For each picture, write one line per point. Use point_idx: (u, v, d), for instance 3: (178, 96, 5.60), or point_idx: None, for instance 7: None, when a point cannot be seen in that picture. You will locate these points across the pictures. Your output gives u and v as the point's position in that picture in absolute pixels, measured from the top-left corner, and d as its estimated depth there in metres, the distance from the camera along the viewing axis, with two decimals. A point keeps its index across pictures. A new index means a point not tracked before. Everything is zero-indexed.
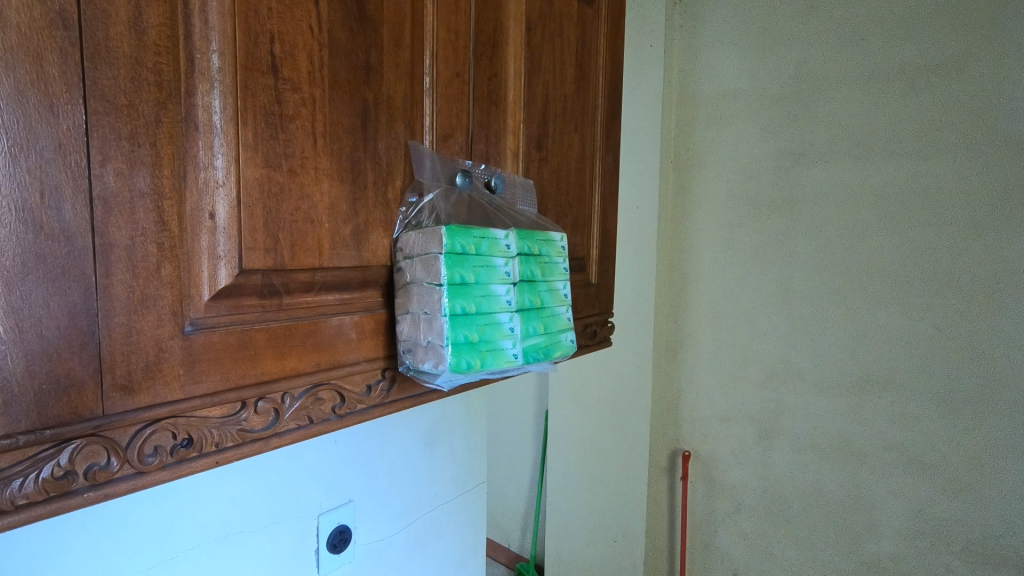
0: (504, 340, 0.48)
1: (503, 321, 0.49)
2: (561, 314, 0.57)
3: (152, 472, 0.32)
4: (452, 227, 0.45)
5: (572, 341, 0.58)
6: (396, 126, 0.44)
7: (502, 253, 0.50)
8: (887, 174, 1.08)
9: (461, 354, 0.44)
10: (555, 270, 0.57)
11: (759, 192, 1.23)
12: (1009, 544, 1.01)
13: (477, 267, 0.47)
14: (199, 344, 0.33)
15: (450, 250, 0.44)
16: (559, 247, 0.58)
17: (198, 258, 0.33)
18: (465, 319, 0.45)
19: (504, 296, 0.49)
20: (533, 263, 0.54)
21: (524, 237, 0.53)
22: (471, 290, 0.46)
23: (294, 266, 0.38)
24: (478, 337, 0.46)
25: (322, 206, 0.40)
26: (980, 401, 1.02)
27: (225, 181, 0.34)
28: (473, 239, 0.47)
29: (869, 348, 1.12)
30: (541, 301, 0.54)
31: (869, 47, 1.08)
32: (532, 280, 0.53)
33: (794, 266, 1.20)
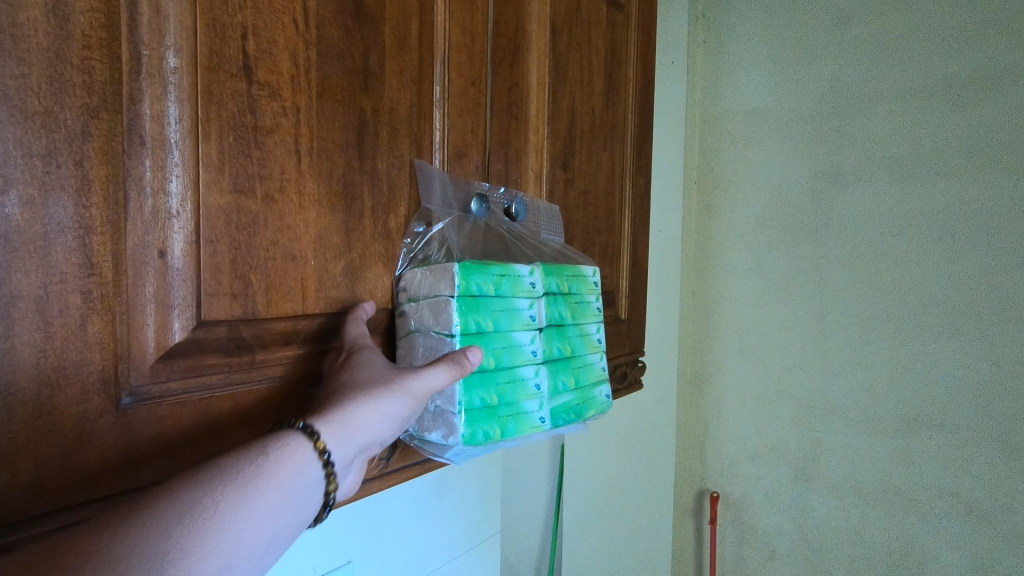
0: (528, 403, 0.41)
1: (527, 378, 0.41)
2: (594, 363, 0.49)
3: None
4: (466, 264, 0.38)
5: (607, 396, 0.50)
6: (399, 142, 0.37)
7: (527, 293, 0.42)
8: (936, 194, 0.96)
9: (475, 424, 0.37)
10: (588, 309, 0.49)
11: (792, 212, 1.11)
12: None
13: (496, 312, 0.39)
14: (138, 422, 0.26)
15: (464, 294, 0.37)
16: (591, 283, 0.50)
17: (140, 309, 0.26)
18: (481, 378, 0.38)
19: (529, 347, 0.42)
20: (563, 304, 0.46)
21: (553, 272, 0.46)
22: (489, 341, 0.39)
23: (270, 314, 0.31)
24: (498, 400, 0.38)
25: (307, 240, 0.32)
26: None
27: (181, 210, 0.27)
28: (493, 278, 0.39)
29: (920, 392, 0.99)
30: (572, 349, 0.46)
31: (914, 57, 0.97)
32: (561, 324, 0.46)
33: (833, 296, 1.07)
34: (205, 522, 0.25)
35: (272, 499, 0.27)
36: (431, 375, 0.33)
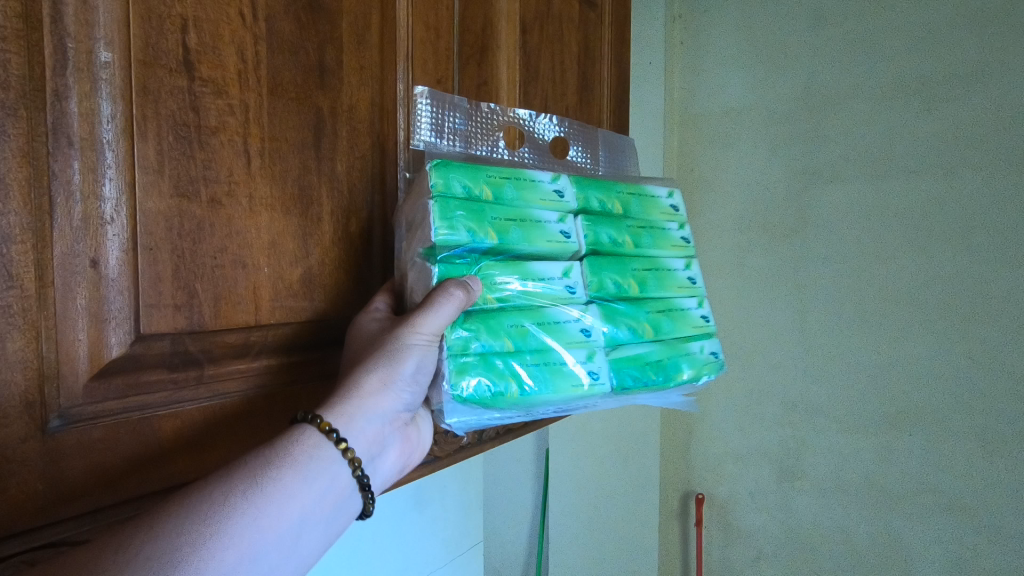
0: (558, 349, 0.38)
1: (553, 318, 0.39)
2: (672, 280, 0.45)
3: None
4: (447, 163, 0.36)
5: (698, 347, 0.46)
6: (361, 141, 0.35)
7: (553, 203, 0.40)
8: (909, 193, 0.95)
9: (473, 376, 0.35)
10: (659, 233, 0.46)
11: (768, 211, 1.10)
12: None
13: (499, 220, 0.37)
14: (69, 447, 0.24)
15: (447, 193, 0.35)
16: (660, 203, 0.47)
17: (71, 324, 0.24)
18: (478, 319, 0.36)
19: (559, 277, 0.40)
20: (614, 224, 0.43)
21: (595, 187, 0.43)
22: (492, 269, 0.37)
23: (220, 326, 0.29)
24: (511, 346, 0.37)
25: (259, 246, 0.30)
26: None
27: (115, 216, 0.25)
28: (487, 180, 0.37)
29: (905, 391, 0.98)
30: (638, 287, 0.43)
31: (890, 55, 0.95)
32: (618, 250, 0.43)
33: (813, 296, 1.06)
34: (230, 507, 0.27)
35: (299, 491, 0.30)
36: (426, 319, 0.33)
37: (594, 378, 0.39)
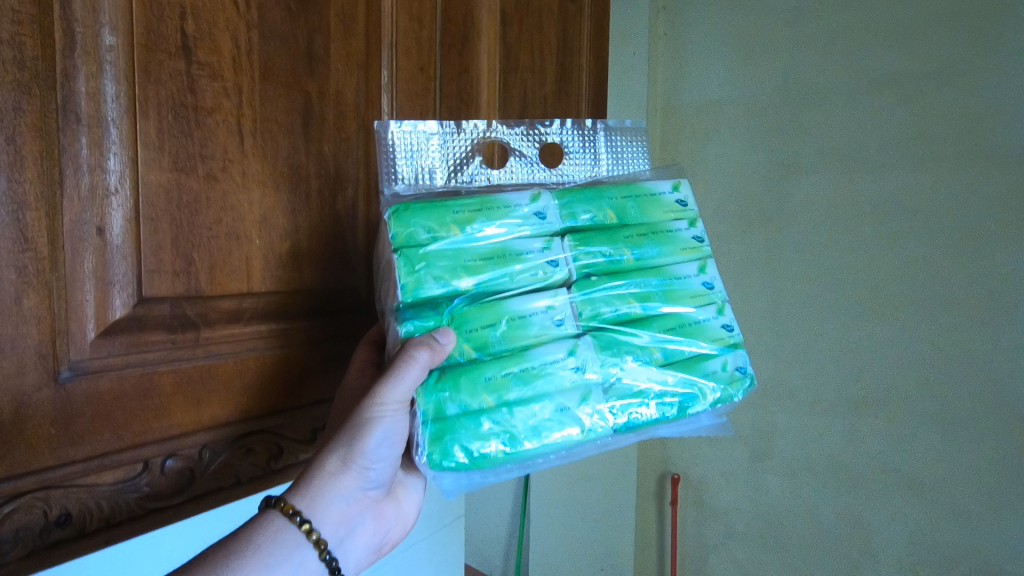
0: (546, 397, 0.37)
1: (540, 360, 0.37)
2: (685, 291, 0.41)
3: (10, 563, 0.25)
4: (408, 208, 0.36)
5: (719, 364, 0.41)
6: (346, 125, 0.38)
7: (532, 229, 0.39)
8: (885, 197, 0.81)
9: (451, 438, 0.35)
10: (665, 237, 0.42)
11: (748, 216, 0.96)
12: None
13: (473, 262, 0.37)
14: (78, 396, 0.26)
15: (411, 242, 0.36)
16: (665, 201, 0.42)
17: (79, 286, 0.27)
18: (455, 373, 0.35)
19: (545, 311, 0.38)
20: (608, 240, 0.40)
21: (584, 201, 0.40)
22: (470, 313, 0.36)
23: (214, 292, 0.31)
24: (495, 400, 0.35)
25: (251, 219, 0.33)
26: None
27: (119, 188, 0.27)
28: (456, 217, 0.37)
29: (948, 421, 0.78)
30: (639, 307, 0.40)
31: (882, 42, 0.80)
32: (615, 267, 0.40)
33: (786, 311, 0.93)
34: None
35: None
36: (390, 389, 0.33)
37: (591, 424, 0.37)
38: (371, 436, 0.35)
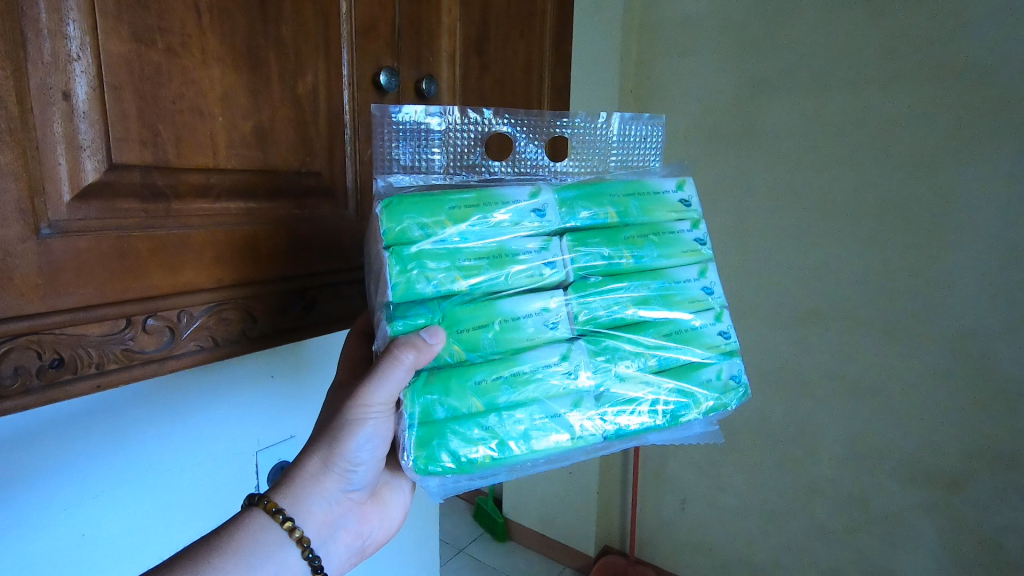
0: (536, 400, 0.43)
1: (531, 363, 0.43)
2: (682, 299, 0.48)
3: (13, 397, 0.28)
4: (405, 204, 0.40)
5: (713, 372, 0.48)
6: (304, 8, 0.39)
7: (531, 226, 0.44)
8: (842, 106, 1.12)
9: (438, 444, 0.40)
10: (667, 240, 0.48)
11: (717, 116, 1.27)
12: (994, 520, 1.07)
13: (467, 262, 0.42)
14: (60, 251, 0.29)
15: (403, 238, 0.40)
16: (671, 207, 0.49)
17: (52, 148, 0.28)
18: (446, 374, 0.41)
19: (538, 313, 0.43)
20: (608, 241, 0.46)
21: (587, 198, 0.46)
22: (462, 314, 0.41)
23: (181, 164, 0.33)
24: (484, 406, 0.41)
25: (213, 97, 0.34)
26: (975, 352, 1.04)
27: (81, 54, 0.29)
28: (450, 214, 0.42)
29: (878, 272, 1.12)
30: (635, 312, 0.46)
31: None
32: (613, 268, 0.46)
33: (747, 188, 1.26)
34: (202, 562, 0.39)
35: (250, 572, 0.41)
36: (369, 393, 0.40)
37: (581, 427, 0.43)
38: (351, 442, 0.44)
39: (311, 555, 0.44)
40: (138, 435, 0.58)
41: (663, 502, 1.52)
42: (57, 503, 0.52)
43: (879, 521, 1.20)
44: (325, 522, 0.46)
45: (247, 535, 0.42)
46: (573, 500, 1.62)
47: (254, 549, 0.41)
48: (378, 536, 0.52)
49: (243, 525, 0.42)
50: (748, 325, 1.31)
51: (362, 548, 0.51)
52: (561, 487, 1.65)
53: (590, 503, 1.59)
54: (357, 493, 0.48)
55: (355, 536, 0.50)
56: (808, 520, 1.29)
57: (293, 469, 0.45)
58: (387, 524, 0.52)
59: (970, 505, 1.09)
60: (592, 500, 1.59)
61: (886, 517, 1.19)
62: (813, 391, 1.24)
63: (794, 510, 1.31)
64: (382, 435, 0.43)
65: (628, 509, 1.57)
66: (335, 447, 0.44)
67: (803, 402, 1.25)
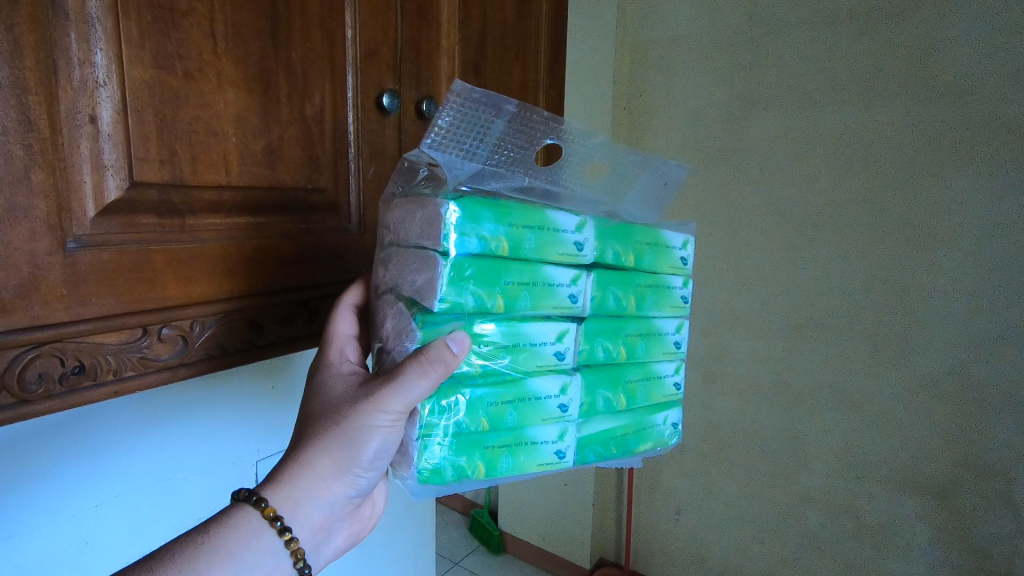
0: (534, 426, 0.45)
1: (538, 390, 0.45)
2: (659, 345, 0.53)
3: (37, 401, 0.30)
4: (474, 210, 0.41)
5: (661, 418, 0.54)
6: (312, 34, 0.41)
7: (569, 258, 0.46)
8: (826, 123, 1.16)
9: (444, 458, 0.42)
10: (663, 292, 0.53)
11: (707, 135, 1.31)
12: (982, 529, 1.09)
13: (510, 282, 0.43)
14: (84, 263, 0.30)
15: (461, 248, 0.40)
16: (673, 263, 0.53)
17: (77, 168, 0.30)
18: (462, 389, 0.43)
19: (553, 342, 0.46)
20: (621, 286, 0.50)
21: (616, 240, 0.49)
22: (489, 331, 0.43)
23: (196, 182, 0.35)
24: (488, 424, 0.44)
25: (227, 118, 0.36)
26: (961, 360, 1.07)
27: (107, 80, 0.31)
28: (508, 232, 0.42)
29: (863, 284, 1.15)
30: (625, 353, 0.50)
31: None
32: (619, 311, 0.50)
33: (733, 203, 1.29)
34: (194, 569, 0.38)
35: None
36: (390, 401, 0.40)
37: (562, 455, 0.47)
38: (366, 450, 0.43)
39: (302, 563, 0.43)
40: (142, 444, 0.60)
41: (657, 512, 1.53)
42: (63, 510, 0.54)
43: (870, 530, 1.21)
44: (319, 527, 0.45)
45: (239, 539, 0.41)
46: (568, 512, 1.63)
47: (244, 554, 0.40)
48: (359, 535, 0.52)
49: (236, 528, 0.41)
50: (737, 335, 1.33)
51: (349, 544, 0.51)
52: (556, 498, 1.65)
53: (584, 515, 1.59)
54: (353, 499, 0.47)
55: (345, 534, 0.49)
56: (801, 530, 1.30)
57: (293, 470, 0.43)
58: (367, 521, 0.53)
59: (959, 513, 1.11)
60: (587, 512, 1.59)
61: (877, 525, 1.20)
62: (804, 400, 1.26)
63: (786, 520, 1.32)
64: (394, 445, 0.43)
65: (623, 520, 1.58)
66: (344, 453, 0.43)
67: (794, 411, 1.27)
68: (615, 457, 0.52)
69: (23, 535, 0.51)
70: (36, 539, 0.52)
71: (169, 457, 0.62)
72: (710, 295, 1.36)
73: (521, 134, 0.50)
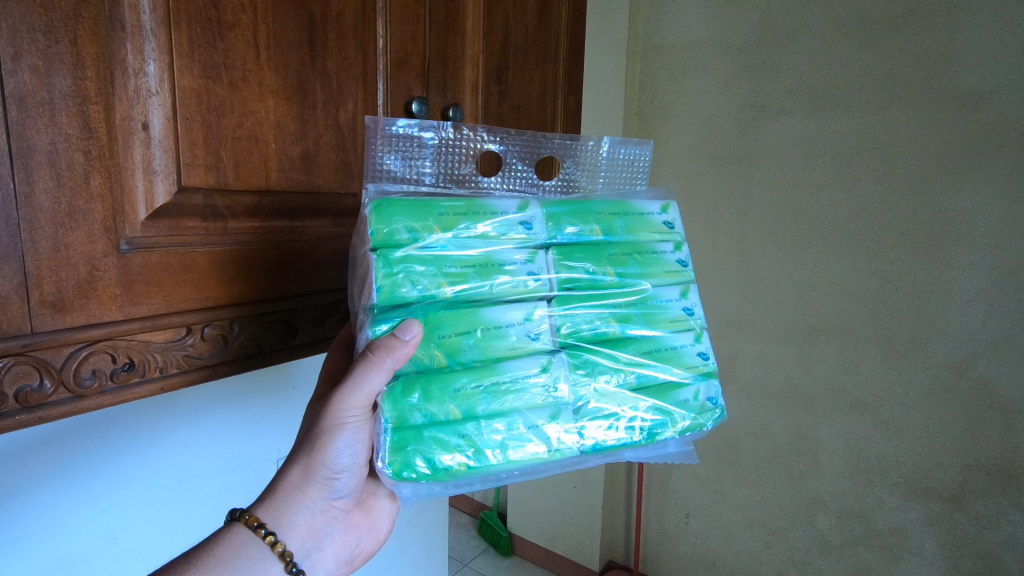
0: (516, 410, 0.44)
1: (512, 372, 0.45)
2: (661, 315, 0.51)
3: (91, 397, 0.31)
4: (394, 205, 0.42)
5: (690, 393, 0.50)
6: (347, 43, 0.43)
7: (517, 239, 0.47)
8: (838, 127, 1.16)
9: (413, 449, 0.42)
10: (650, 259, 0.51)
11: (718, 140, 1.32)
12: (995, 534, 1.09)
13: (453, 268, 0.44)
14: (136, 264, 0.32)
15: (391, 239, 0.42)
16: (653, 228, 0.52)
17: (131, 173, 0.31)
18: (428, 378, 0.43)
19: (521, 323, 0.46)
20: (593, 257, 0.49)
21: (573, 215, 0.49)
22: (444, 319, 0.43)
23: (239, 186, 0.37)
24: (461, 412, 0.43)
25: (267, 124, 0.37)
26: (973, 365, 1.07)
27: (159, 89, 0.32)
28: (439, 220, 0.44)
29: (874, 289, 1.16)
30: (618, 327, 0.49)
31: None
32: (599, 283, 0.49)
33: (744, 207, 1.30)
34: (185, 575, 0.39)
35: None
36: (346, 399, 0.42)
37: (558, 440, 0.45)
38: (332, 448, 0.45)
39: (295, 568, 0.44)
40: (166, 442, 0.61)
41: (667, 515, 1.53)
42: (92, 506, 0.56)
43: (881, 535, 1.21)
44: (309, 532, 0.47)
45: (230, 549, 0.42)
46: (576, 514, 1.63)
47: (234, 561, 0.42)
48: (365, 546, 0.52)
49: (226, 539, 0.42)
50: (747, 338, 1.34)
51: (351, 558, 0.51)
52: (565, 501, 1.66)
53: (593, 518, 1.60)
54: (341, 502, 0.49)
55: (343, 544, 0.50)
56: (811, 534, 1.30)
57: (275, 483, 0.46)
58: (374, 534, 0.53)
59: (970, 519, 1.11)
60: (596, 516, 1.59)
61: (889, 530, 1.20)
62: (815, 404, 1.26)
63: (797, 524, 1.32)
64: (361, 440, 0.45)
65: (632, 522, 1.59)
66: (315, 455, 0.45)
67: (806, 416, 1.27)
68: (641, 445, 0.49)
69: (53, 530, 0.53)
70: (66, 534, 0.54)
71: (192, 455, 0.64)
72: (721, 299, 1.36)
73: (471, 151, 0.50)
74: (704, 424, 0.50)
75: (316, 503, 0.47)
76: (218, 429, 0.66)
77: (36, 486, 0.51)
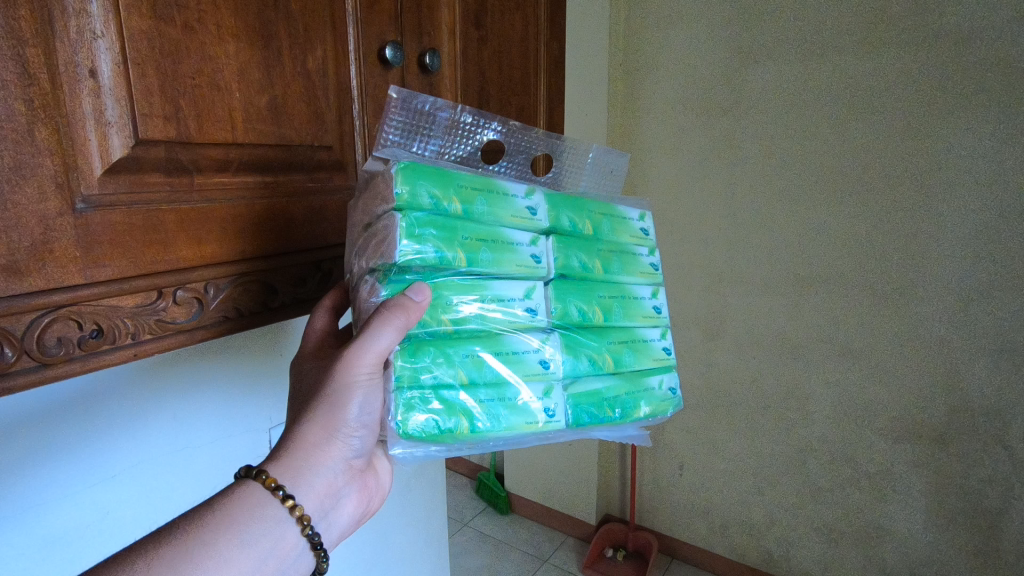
0: (516, 382, 0.44)
1: (515, 346, 0.44)
2: (638, 308, 0.52)
3: (58, 365, 0.29)
4: (420, 172, 0.41)
5: (656, 381, 0.52)
6: None
7: (524, 221, 0.46)
8: (828, 71, 1.13)
9: (422, 407, 0.41)
10: (630, 258, 0.52)
11: (705, 90, 1.28)
12: (980, 471, 1.12)
13: (468, 239, 0.43)
14: (95, 225, 0.30)
15: (414, 204, 0.40)
16: (636, 229, 0.54)
17: (82, 125, 0.29)
18: (439, 344, 0.42)
19: (521, 299, 0.45)
20: (584, 250, 0.49)
21: (570, 207, 0.49)
22: (452, 287, 0.42)
23: (202, 139, 0.34)
24: (466, 377, 0.42)
25: (230, 72, 0.35)
26: (960, 308, 1.08)
27: (106, 31, 0.29)
28: (458, 192, 0.43)
29: (863, 237, 1.15)
30: (602, 316, 0.49)
31: None
32: (587, 275, 0.49)
33: (733, 158, 1.28)
34: (201, 536, 0.37)
35: (243, 550, 0.38)
36: (360, 359, 0.40)
37: (550, 414, 0.45)
38: (349, 408, 0.43)
39: (311, 532, 0.43)
40: (156, 415, 0.60)
41: (661, 469, 1.55)
42: (82, 481, 0.54)
43: (869, 479, 1.24)
44: (327, 492, 0.45)
45: (244, 510, 0.39)
46: (573, 471, 1.66)
47: (250, 526, 0.39)
48: (374, 504, 0.51)
49: (241, 499, 0.40)
50: (737, 292, 1.33)
51: (361, 517, 0.50)
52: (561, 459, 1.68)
53: (589, 474, 1.62)
54: (357, 461, 0.47)
55: (356, 504, 0.48)
56: (802, 481, 1.33)
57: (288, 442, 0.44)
58: (379, 490, 0.52)
59: (955, 458, 1.14)
60: (592, 471, 1.62)
61: (878, 473, 1.23)
62: (806, 354, 1.27)
63: (788, 472, 1.35)
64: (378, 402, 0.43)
65: (628, 477, 1.62)
66: (331, 413, 0.43)
67: (797, 365, 1.28)
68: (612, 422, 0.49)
69: (42, 508, 0.52)
70: (55, 510, 0.53)
71: (181, 426, 0.62)
72: (710, 253, 1.35)
73: (473, 134, 0.52)
74: (665, 412, 0.52)
75: (335, 464, 0.45)
76: (208, 399, 0.65)
77: (20, 463, 0.50)
